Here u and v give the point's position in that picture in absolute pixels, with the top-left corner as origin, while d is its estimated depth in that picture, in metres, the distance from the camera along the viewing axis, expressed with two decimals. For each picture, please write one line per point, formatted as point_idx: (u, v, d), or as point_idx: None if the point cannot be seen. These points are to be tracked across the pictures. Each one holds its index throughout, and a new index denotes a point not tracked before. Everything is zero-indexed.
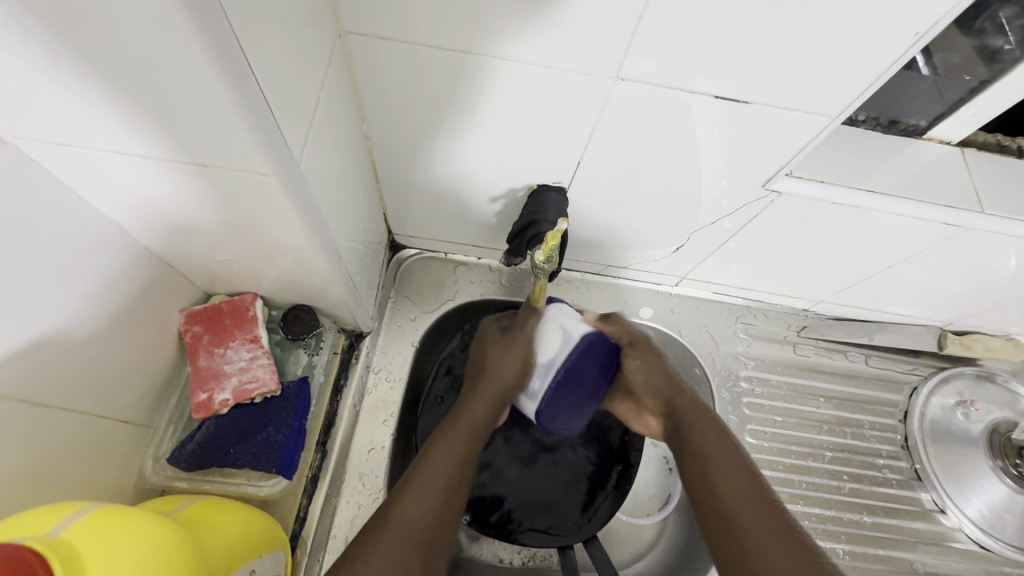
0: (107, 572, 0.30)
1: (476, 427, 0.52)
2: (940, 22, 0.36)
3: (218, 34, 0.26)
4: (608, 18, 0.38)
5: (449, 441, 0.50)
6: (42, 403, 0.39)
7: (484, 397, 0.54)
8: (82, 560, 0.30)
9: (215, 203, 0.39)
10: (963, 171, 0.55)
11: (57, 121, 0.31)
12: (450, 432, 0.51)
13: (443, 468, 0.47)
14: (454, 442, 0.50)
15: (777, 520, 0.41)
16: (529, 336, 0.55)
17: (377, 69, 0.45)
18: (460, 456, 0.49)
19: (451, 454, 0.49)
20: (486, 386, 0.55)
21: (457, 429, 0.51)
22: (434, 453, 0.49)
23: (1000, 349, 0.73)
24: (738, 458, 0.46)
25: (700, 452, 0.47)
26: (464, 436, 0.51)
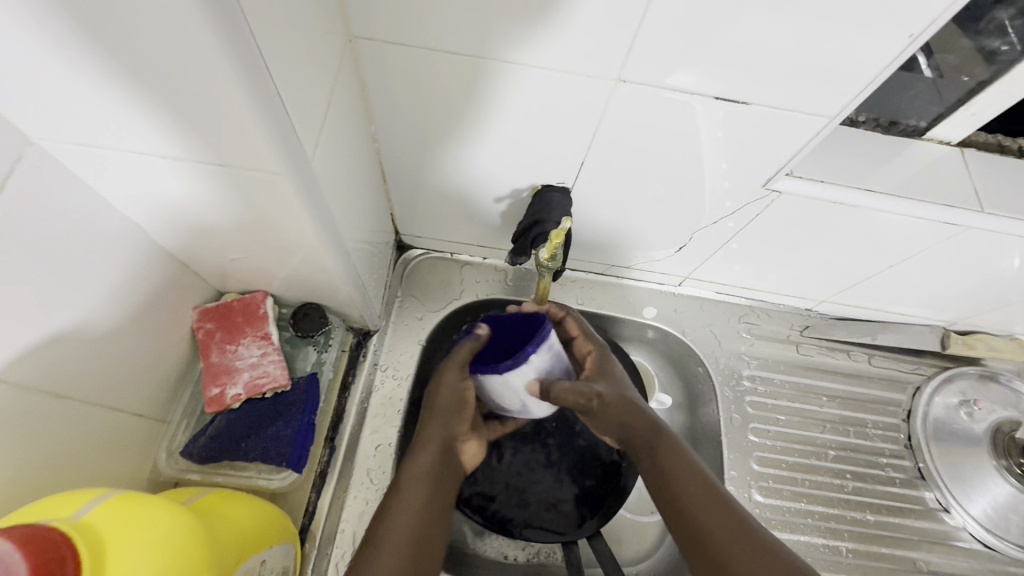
0: (127, 551, 0.31)
1: (427, 474, 0.50)
2: (934, 23, 0.37)
3: (235, 36, 0.27)
4: (610, 21, 0.39)
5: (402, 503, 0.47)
6: (64, 395, 0.41)
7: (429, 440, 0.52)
8: (104, 539, 0.31)
9: (229, 202, 0.40)
10: (963, 171, 0.56)
11: (79, 122, 0.33)
12: (403, 487, 0.48)
13: (401, 527, 0.45)
14: (411, 502, 0.47)
15: (744, 529, 0.43)
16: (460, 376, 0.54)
17: (385, 73, 0.46)
18: (420, 509, 0.47)
19: (410, 509, 0.46)
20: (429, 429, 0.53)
21: (411, 484, 0.48)
22: (388, 513, 0.46)
23: (1003, 349, 0.73)
24: (693, 467, 0.48)
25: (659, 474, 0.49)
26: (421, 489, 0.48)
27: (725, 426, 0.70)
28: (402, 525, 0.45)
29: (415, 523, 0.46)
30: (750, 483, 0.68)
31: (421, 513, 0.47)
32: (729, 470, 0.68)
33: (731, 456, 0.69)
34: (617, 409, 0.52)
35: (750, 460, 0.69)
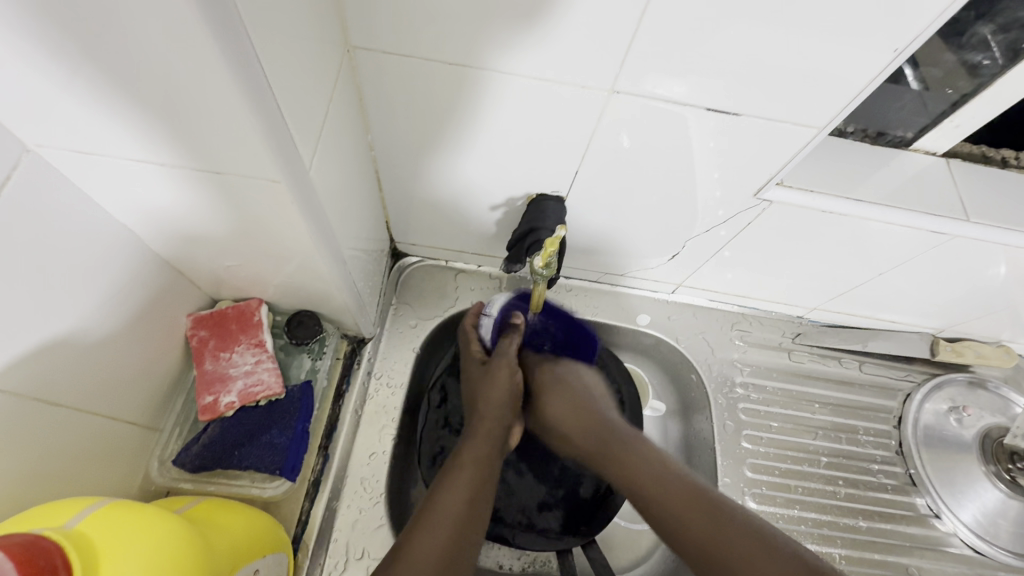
0: (119, 560, 0.31)
1: (481, 459, 0.50)
2: (919, 37, 0.38)
3: (235, 44, 0.27)
4: (603, 31, 0.40)
5: (456, 480, 0.48)
6: (55, 402, 0.40)
7: (484, 427, 0.53)
8: (96, 549, 0.31)
9: (225, 209, 0.40)
10: (949, 182, 0.57)
11: (78, 130, 0.33)
12: (455, 467, 0.49)
13: (454, 503, 0.46)
14: (462, 482, 0.48)
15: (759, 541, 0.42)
16: (512, 359, 0.58)
17: (382, 82, 0.47)
18: (473, 492, 0.47)
19: (464, 487, 0.47)
20: (485, 420, 0.54)
21: (461, 465, 0.49)
22: (443, 489, 0.47)
23: (991, 356, 0.74)
24: (685, 480, 0.47)
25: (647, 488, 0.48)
26: (474, 472, 0.49)
27: (718, 433, 0.71)
28: (456, 503, 0.46)
29: (467, 502, 0.46)
30: (744, 489, 0.68)
31: (474, 495, 0.47)
32: (723, 477, 0.68)
33: (724, 462, 0.69)
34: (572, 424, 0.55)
35: (743, 466, 0.69)
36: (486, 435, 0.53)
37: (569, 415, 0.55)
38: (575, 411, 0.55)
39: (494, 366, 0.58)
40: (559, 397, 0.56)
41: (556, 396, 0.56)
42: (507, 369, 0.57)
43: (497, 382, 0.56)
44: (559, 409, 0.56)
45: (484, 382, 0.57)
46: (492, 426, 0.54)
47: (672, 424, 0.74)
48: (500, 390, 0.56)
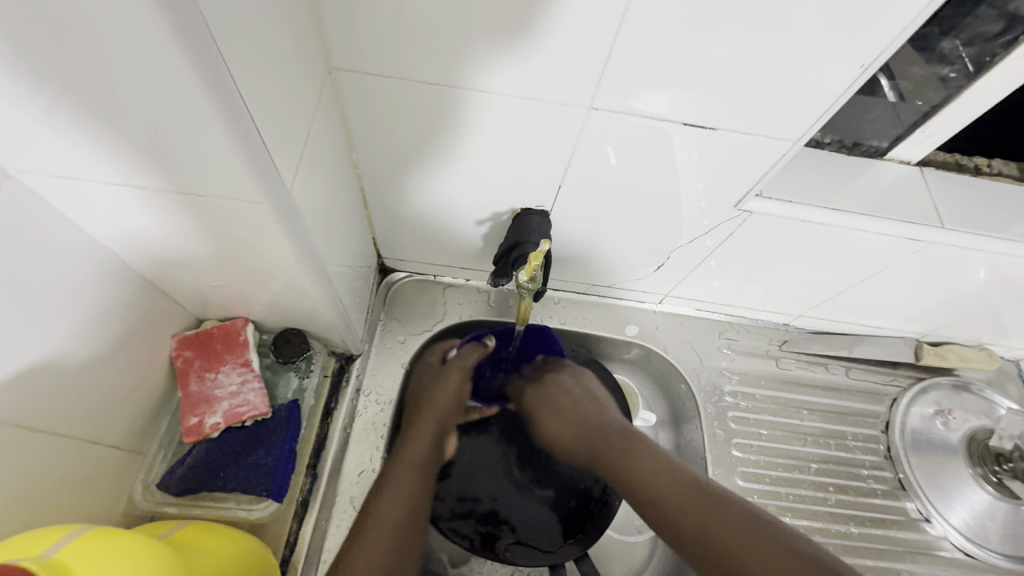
0: None
1: (418, 465, 0.53)
2: (883, 54, 0.39)
3: (213, 72, 0.28)
4: (580, 49, 0.41)
5: (394, 488, 0.51)
6: (35, 428, 0.40)
7: (422, 433, 0.56)
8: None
9: (209, 231, 0.41)
10: (923, 190, 0.58)
11: (58, 155, 0.33)
12: (393, 473, 0.52)
13: (394, 511, 0.49)
14: (401, 489, 0.51)
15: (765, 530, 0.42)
16: (461, 363, 0.60)
17: (366, 103, 0.47)
18: (410, 498, 0.51)
19: (402, 494, 0.50)
20: (426, 423, 0.57)
21: (399, 472, 0.52)
22: (379, 494, 0.50)
23: (973, 359, 0.75)
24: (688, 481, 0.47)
25: (622, 466, 0.50)
26: (410, 479, 0.52)
27: (708, 442, 0.71)
28: (393, 509, 0.49)
29: (405, 511, 0.49)
30: (735, 498, 0.68)
31: (410, 501, 0.50)
32: None
33: (715, 471, 0.69)
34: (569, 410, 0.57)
35: (734, 475, 0.69)
36: (424, 444, 0.55)
37: (563, 426, 0.56)
38: (564, 419, 0.56)
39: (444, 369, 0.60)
40: (558, 412, 0.57)
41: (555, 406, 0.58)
42: (457, 371, 0.60)
43: (444, 387, 0.59)
44: (551, 423, 0.57)
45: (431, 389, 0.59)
46: (432, 431, 0.57)
47: (663, 434, 0.75)
48: (445, 397, 0.59)
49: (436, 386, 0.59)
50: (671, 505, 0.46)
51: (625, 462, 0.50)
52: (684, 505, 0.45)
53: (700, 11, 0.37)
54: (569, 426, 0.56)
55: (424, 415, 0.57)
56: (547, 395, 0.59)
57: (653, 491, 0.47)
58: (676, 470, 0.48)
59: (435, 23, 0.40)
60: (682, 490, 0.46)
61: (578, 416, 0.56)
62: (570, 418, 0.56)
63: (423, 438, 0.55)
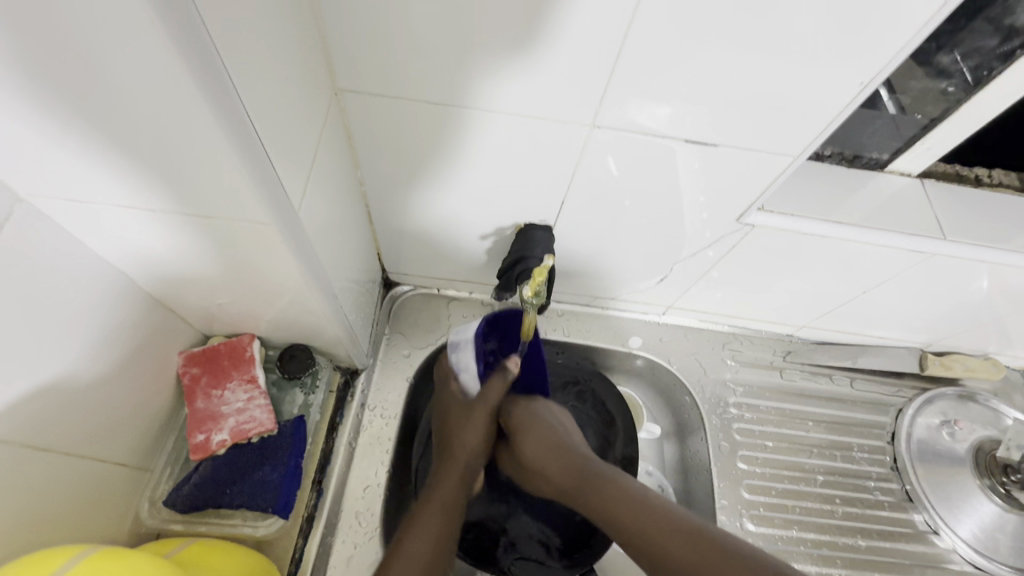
0: None
1: (447, 502, 0.52)
2: (882, 72, 0.40)
3: (223, 99, 0.29)
4: (581, 68, 0.41)
5: (424, 527, 0.50)
6: (44, 447, 0.40)
7: (453, 471, 0.54)
8: None
9: (218, 250, 0.41)
10: (924, 203, 0.58)
11: (69, 178, 0.34)
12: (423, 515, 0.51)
13: (420, 556, 0.48)
14: (428, 530, 0.50)
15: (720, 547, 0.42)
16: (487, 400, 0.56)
17: (371, 123, 0.48)
18: (437, 538, 0.50)
19: (429, 535, 0.49)
20: (456, 461, 0.55)
21: (427, 513, 0.51)
22: (408, 535, 0.49)
23: (979, 369, 0.75)
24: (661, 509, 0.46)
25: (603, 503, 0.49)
26: (439, 520, 0.50)
27: (714, 455, 0.71)
28: (421, 554, 0.48)
29: (434, 553, 0.49)
30: (741, 511, 0.68)
31: (437, 544, 0.49)
32: (720, 499, 0.68)
33: (721, 484, 0.69)
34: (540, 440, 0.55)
35: (740, 488, 0.69)
36: (454, 479, 0.53)
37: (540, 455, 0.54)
38: (547, 451, 0.54)
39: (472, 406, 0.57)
40: (533, 442, 0.54)
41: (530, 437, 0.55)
42: (484, 414, 0.56)
43: (473, 425, 0.56)
44: (532, 457, 0.54)
45: (459, 424, 0.56)
46: (464, 467, 0.55)
47: (668, 446, 0.75)
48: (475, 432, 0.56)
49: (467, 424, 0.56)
50: (654, 540, 0.44)
51: (610, 502, 0.48)
52: (662, 531, 0.44)
53: (701, 27, 0.38)
54: (553, 462, 0.53)
55: (454, 450, 0.55)
56: (531, 426, 0.56)
57: (636, 526, 0.46)
58: (665, 506, 0.46)
59: (438, 44, 0.41)
60: (670, 526, 0.45)
61: (561, 454, 0.53)
62: (555, 454, 0.53)
63: (454, 476, 0.54)
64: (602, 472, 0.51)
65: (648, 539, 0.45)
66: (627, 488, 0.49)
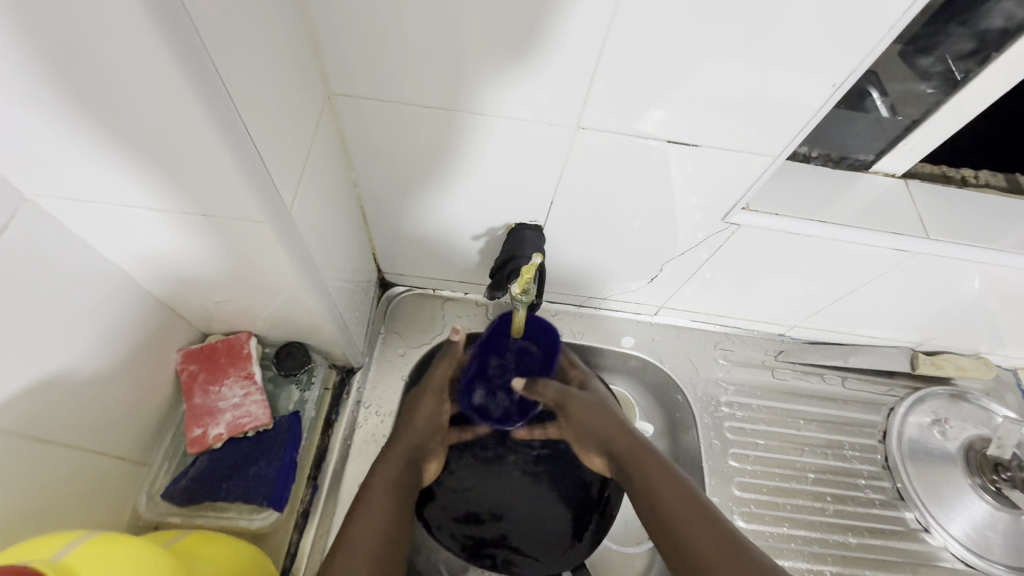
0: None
1: (390, 484, 0.55)
2: (853, 74, 0.41)
3: (218, 102, 0.30)
4: (566, 72, 0.43)
5: (370, 514, 0.52)
6: (47, 439, 0.42)
7: (396, 451, 0.57)
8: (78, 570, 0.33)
9: (214, 250, 0.43)
10: (908, 203, 0.59)
11: (72, 179, 0.35)
12: (367, 499, 0.53)
13: (368, 541, 0.49)
14: (374, 516, 0.51)
15: (713, 527, 0.49)
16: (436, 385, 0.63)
17: (363, 126, 0.50)
18: (385, 521, 0.52)
19: (375, 518, 0.51)
20: (399, 443, 0.58)
21: (370, 497, 0.53)
22: (355, 520, 0.51)
23: (969, 368, 0.75)
24: (682, 490, 0.53)
25: (656, 498, 0.53)
26: (383, 507, 0.52)
27: (705, 452, 0.71)
28: (366, 538, 0.49)
29: (381, 536, 0.50)
30: (732, 508, 0.68)
31: (384, 530, 0.51)
32: (711, 496, 0.69)
33: (712, 482, 0.70)
34: (588, 414, 0.61)
35: (731, 485, 0.70)
36: (395, 463, 0.56)
37: (592, 421, 0.61)
38: (595, 416, 0.61)
39: (421, 394, 0.63)
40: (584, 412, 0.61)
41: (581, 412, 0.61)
42: (433, 398, 0.62)
43: (423, 410, 0.61)
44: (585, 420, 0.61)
45: (411, 410, 0.62)
46: (407, 449, 0.58)
47: (661, 444, 0.76)
48: (422, 416, 0.61)
49: (418, 409, 0.61)
50: (677, 520, 0.51)
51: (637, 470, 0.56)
52: (690, 514, 0.51)
53: (685, 26, 0.39)
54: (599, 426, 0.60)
55: (402, 432, 0.59)
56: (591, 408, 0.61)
57: (680, 512, 0.51)
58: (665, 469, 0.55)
59: (428, 50, 0.42)
60: (657, 478, 0.54)
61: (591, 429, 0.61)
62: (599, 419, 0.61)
63: (395, 462, 0.56)
64: (634, 443, 0.58)
65: (670, 517, 0.51)
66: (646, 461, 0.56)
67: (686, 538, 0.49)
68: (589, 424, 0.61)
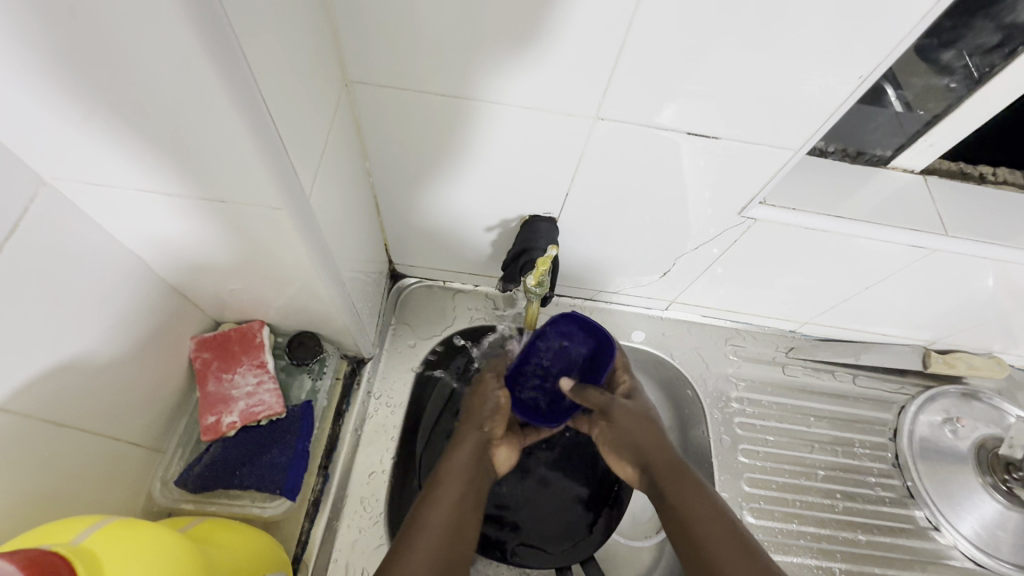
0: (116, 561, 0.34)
1: (462, 468, 0.54)
2: (880, 66, 0.41)
3: (242, 85, 0.30)
4: (585, 62, 0.42)
5: (441, 498, 0.51)
6: (64, 424, 0.42)
7: (467, 435, 0.57)
8: (95, 552, 0.33)
9: (230, 237, 0.42)
10: (927, 199, 0.59)
11: (92, 165, 0.35)
12: (439, 483, 0.52)
13: (438, 523, 0.49)
14: (446, 499, 0.51)
15: (736, 541, 0.48)
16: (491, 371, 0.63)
17: (380, 114, 0.49)
18: (456, 503, 0.51)
19: (448, 501, 0.51)
20: (469, 426, 0.58)
21: (443, 480, 0.53)
22: (427, 505, 0.50)
23: (983, 367, 0.75)
24: (711, 502, 0.51)
25: (680, 507, 0.51)
26: (455, 489, 0.52)
27: (714, 448, 0.71)
28: (438, 522, 0.49)
29: (452, 517, 0.50)
30: (741, 504, 0.68)
31: (456, 512, 0.51)
32: (720, 492, 0.69)
33: (722, 477, 0.70)
34: (629, 419, 0.59)
35: (740, 481, 0.70)
36: (466, 448, 0.56)
37: (631, 428, 0.59)
38: (636, 423, 0.59)
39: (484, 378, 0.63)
40: (628, 419, 0.59)
41: (625, 425, 0.59)
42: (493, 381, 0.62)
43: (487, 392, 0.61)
44: (626, 428, 0.59)
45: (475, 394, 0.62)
46: (476, 433, 0.58)
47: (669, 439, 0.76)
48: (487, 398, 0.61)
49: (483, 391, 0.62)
50: (699, 530, 0.49)
51: (667, 476, 0.54)
52: (710, 522, 0.49)
53: (704, 18, 0.38)
54: (640, 431, 0.58)
55: (471, 415, 0.59)
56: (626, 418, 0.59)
57: (705, 526, 0.49)
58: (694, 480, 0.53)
59: (446, 37, 0.42)
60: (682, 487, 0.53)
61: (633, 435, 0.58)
62: (637, 430, 0.59)
63: (466, 448, 0.56)
64: (666, 452, 0.56)
65: (693, 524, 0.50)
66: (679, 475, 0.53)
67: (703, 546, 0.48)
68: (626, 433, 0.59)
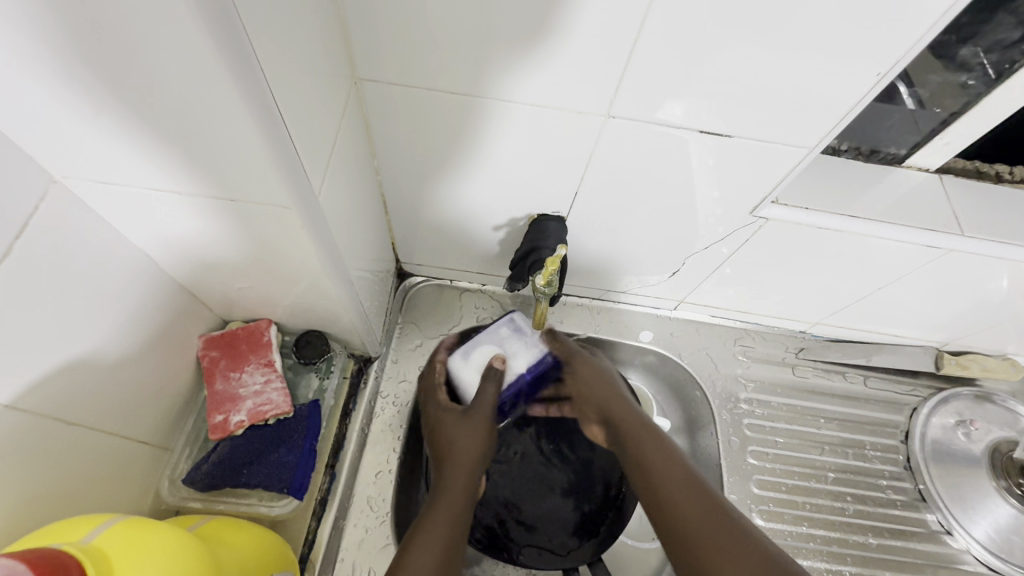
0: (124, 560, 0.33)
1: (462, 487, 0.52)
2: (899, 62, 0.40)
3: (253, 82, 0.29)
4: (597, 59, 0.42)
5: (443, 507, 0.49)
6: (74, 422, 0.42)
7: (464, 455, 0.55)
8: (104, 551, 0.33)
9: (239, 235, 0.42)
10: (942, 198, 0.58)
11: (103, 163, 0.35)
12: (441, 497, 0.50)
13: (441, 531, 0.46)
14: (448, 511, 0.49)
15: (691, 487, 0.48)
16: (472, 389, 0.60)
17: (388, 112, 0.49)
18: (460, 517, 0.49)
19: (449, 514, 0.48)
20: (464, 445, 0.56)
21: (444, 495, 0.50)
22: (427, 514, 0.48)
23: (997, 369, 0.73)
24: (668, 451, 0.51)
25: (639, 456, 0.52)
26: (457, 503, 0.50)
27: (723, 450, 0.71)
28: (440, 527, 0.47)
29: (454, 527, 0.47)
30: (750, 506, 0.67)
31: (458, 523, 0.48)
32: (729, 494, 0.68)
33: (731, 479, 0.69)
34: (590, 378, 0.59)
35: (750, 483, 0.69)
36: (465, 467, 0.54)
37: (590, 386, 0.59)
38: (596, 383, 0.59)
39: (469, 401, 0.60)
40: (586, 376, 0.59)
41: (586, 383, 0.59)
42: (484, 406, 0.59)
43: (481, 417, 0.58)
44: (586, 386, 0.59)
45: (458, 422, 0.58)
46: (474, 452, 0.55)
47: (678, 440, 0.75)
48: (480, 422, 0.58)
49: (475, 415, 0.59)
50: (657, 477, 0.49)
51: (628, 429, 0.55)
52: (667, 470, 0.49)
53: (719, 16, 0.38)
54: (599, 389, 0.59)
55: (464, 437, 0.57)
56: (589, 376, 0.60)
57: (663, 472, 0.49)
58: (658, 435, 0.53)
59: (457, 34, 0.41)
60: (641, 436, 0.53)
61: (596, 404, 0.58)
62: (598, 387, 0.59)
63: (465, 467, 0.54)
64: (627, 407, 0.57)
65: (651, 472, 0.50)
66: (642, 435, 0.53)
67: (659, 491, 0.48)
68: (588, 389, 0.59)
